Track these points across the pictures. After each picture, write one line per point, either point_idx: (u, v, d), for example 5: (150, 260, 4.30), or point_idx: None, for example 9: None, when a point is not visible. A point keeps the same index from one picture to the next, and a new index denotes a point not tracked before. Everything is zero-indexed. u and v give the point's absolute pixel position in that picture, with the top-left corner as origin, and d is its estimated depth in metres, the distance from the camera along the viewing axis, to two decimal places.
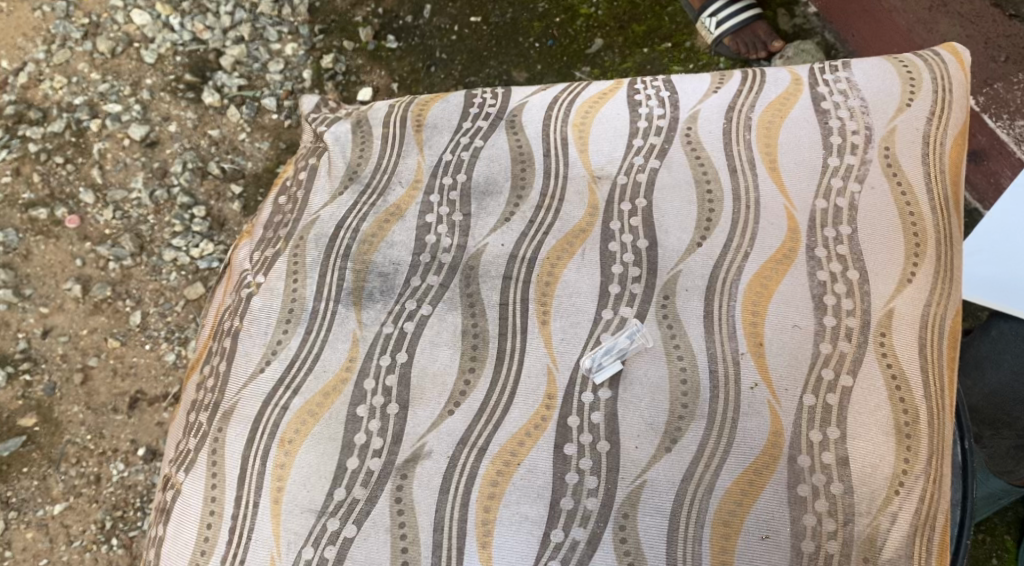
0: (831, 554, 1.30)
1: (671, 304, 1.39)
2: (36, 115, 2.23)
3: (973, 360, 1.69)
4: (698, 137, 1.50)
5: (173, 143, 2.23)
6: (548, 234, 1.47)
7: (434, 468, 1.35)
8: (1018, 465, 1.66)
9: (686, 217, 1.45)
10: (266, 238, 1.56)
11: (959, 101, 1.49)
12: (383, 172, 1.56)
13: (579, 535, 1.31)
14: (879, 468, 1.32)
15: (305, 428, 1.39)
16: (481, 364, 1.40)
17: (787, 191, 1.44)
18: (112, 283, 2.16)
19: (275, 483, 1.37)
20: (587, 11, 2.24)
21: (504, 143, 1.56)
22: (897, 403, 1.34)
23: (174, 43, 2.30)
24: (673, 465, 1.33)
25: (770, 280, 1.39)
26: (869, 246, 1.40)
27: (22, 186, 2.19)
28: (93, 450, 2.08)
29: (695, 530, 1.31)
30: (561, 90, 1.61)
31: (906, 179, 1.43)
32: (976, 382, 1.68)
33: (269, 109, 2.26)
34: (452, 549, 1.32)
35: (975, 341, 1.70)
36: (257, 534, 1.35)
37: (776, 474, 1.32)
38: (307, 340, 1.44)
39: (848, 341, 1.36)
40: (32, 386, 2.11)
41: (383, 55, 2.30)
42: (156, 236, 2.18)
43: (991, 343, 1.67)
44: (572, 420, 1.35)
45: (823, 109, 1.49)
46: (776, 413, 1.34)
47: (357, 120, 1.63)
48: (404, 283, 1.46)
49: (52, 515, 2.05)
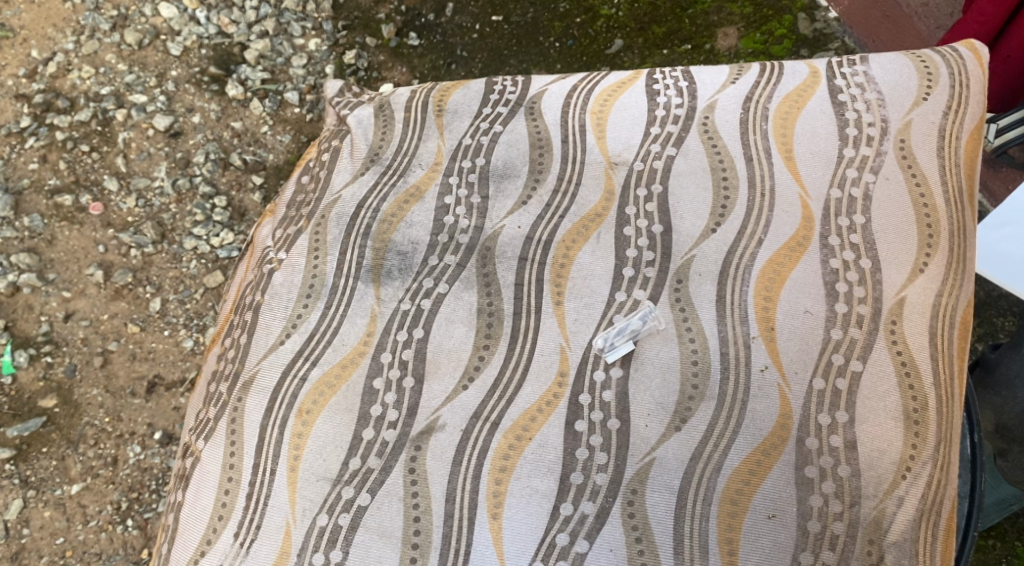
0: (837, 535, 1.31)
1: (685, 288, 1.42)
2: (64, 104, 2.28)
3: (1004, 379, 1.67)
4: (715, 126, 1.53)
5: (196, 134, 2.27)
6: (564, 217, 1.49)
7: (447, 441, 1.38)
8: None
9: (701, 203, 1.47)
10: (289, 217, 1.59)
11: (975, 97, 1.52)
12: (404, 154, 1.60)
13: (588, 509, 1.34)
14: (886, 453, 1.33)
15: (323, 398, 1.42)
16: (495, 342, 1.42)
17: (801, 180, 1.47)
18: (134, 270, 2.19)
19: (292, 452, 1.40)
20: (608, 12, 2.27)
21: (523, 129, 1.59)
22: (907, 390, 1.35)
23: (200, 36, 2.35)
24: (682, 444, 1.35)
25: (783, 266, 1.41)
26: (883, 235, 1.42)
27: (48, 173, 2.23)
28: (111, 433, 2.10)
29: (702, 507, 1.33)
30: (580, 79, 1.64)
31: (920, 171, 1.45)
32: (1007, 401, 1.67)
33: (291, 103, 2.30)
34: (463, 519, 1.35)
35: (1005, 357, 1.67)
36: (273, 501, 1.38)
37: (785, 454, 1.34)
38: (326, 315, 1.47)
39: (859, 327, 1.37)
40: (53, 367, 2.13)
41: (404, 52, 2.33)
42: (178, 224, 2.22)
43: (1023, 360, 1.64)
44: (583, 398, 1.38)
45: (840, 101, 1.52)
46: (785, 396, 1.36)
47: (379, 105, 1.67)
48: (422, 263, 1.49)
49: (69, 495, 2.07)
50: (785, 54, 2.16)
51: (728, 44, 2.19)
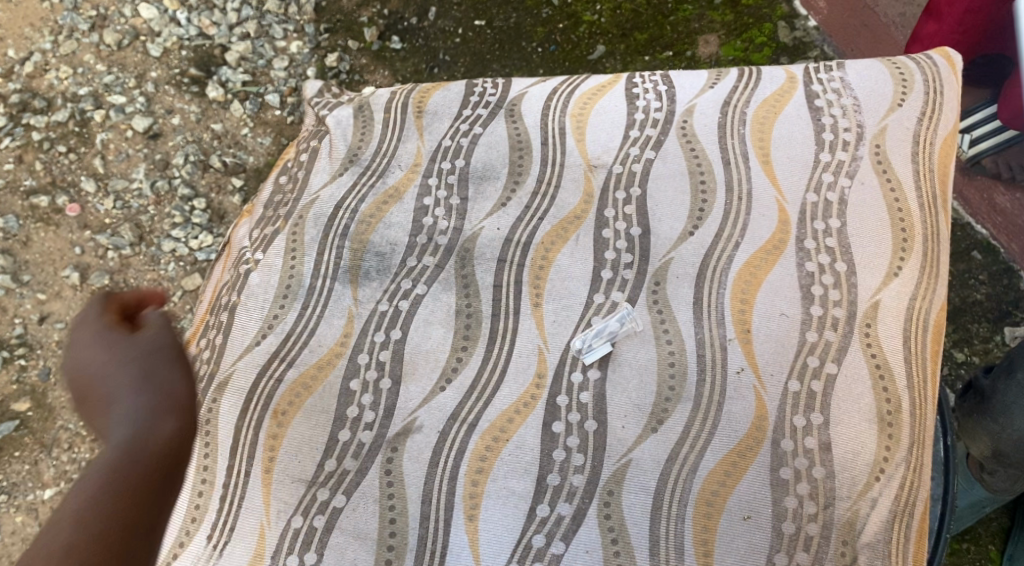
0: (811, 536, 1.32)
1: (662, 290, 1.42)
2: (41, 104, 2.26)
3: (1001, 406, 1.55)
4: (693, 130, 1.54)
5: (175, 135, 2.26)
6: (543, 219, 1.50)
7: (423, 442, 1.37)
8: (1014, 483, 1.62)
9: (679, 206, 1.48)
10: (266, 217, 1.58)
11: (949, 103, 1.53)
12: (384, 155, 1.60)
13: (565, 511, 1.34)
14: (860, 455, 1.34)
15: (299, 400, 1.41)
16: (474, 343, 1.42)
17: (778, 183, 1.48)
18: (111, 272, 2.17)
19: (267, 453, 1.39)
20: (590, 18, 2.28)
21: (503, 131, 1.59)
22: (880, 392, 1.36)
23: (179, 37, 2.34)
24: (658, 445, 1.35)
25: (759, 269, 1.42)
26: (857, 239, 1.43)
27: (24, 174, 2.22)
28: (85, 437, 2.08)
29: (678, 508, 1.33)
30: (561, 82, 1.64)
31: (895, 176, 1.46)
32: (1005, 428, 1.54)
33: (272, 105, 2.29)
34: (439, 521, 1.34)
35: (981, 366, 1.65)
36: (248, 503, 1.38)
37: (760, 456, 1.34)
38: (303, 316, 1.47)
39: (834, 330, 1.38)
40: (27, 370, 2.11)
41: (387, 55, 2.33)
42: (156, 227, 2.20)
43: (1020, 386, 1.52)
44: (561, 400, 1.38)
45: (816, 106, 1.53)
46: (761, 397, 1.36)
47: (359, 105, 1.66)
48: (400, 264, 1.49)
49: (42, 500, 2.04)
50: (765, 61, 2.18)
51: (709, 51, 2.21)
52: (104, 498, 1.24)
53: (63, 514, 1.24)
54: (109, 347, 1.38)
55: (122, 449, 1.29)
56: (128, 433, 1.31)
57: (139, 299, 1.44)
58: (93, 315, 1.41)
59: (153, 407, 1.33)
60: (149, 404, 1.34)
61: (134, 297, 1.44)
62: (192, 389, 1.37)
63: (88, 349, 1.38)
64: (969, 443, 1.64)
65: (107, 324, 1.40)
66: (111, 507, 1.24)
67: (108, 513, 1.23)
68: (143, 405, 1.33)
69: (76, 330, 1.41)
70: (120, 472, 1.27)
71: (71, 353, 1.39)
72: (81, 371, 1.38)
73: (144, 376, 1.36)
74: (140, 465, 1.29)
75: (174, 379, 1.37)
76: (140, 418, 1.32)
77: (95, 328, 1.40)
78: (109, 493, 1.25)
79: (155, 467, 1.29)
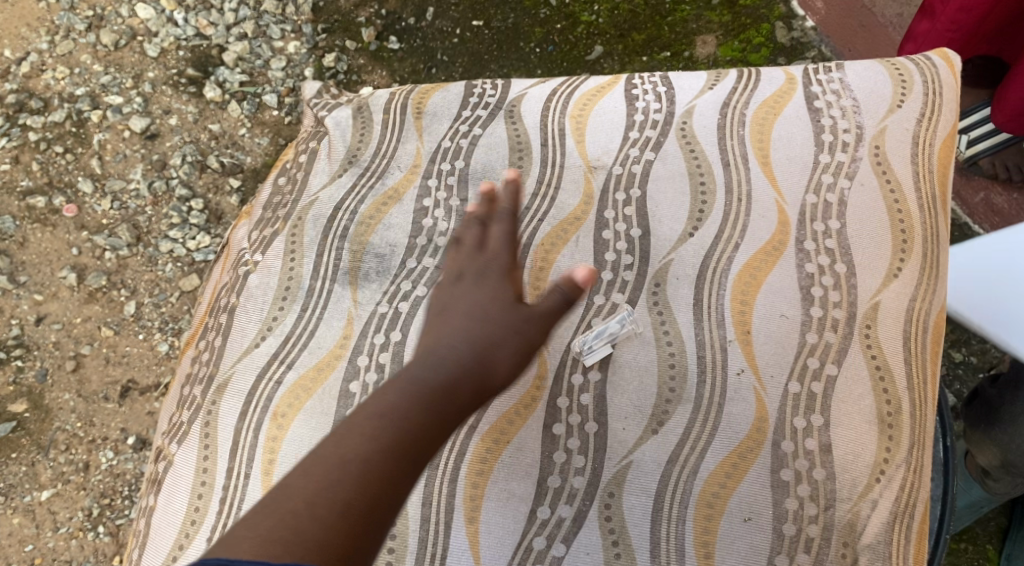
0: (811, 538, 1.32)
1: (662, 291, 1.42)
2: (37, 104, 2.26)
3: (1009, 415, 1.56)
4: (693, 131, 1.54)
5: (173, 136, 2.25)
6: (543, 220, 1.50)
7: None
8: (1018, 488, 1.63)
9: (679, 207, 1.48)
10: (265, 218, 1.58)
11: (948, 104, 1.53)
12: (383, 156, 1.59)
13: (565, 513, 1.34)
14: (861, 457, 1.34)
15: (298, 402, 1.41)
16: None
17: (778, 184, 1.48)
18: (108, 273, 2.16)
19: (267, 455, 1.39)
20: (588, 19, 2.28)
21: (502, 132, 1.59)
22: (880, 394, 1.36)
23: (177, 37, 2.33)
24: (659, 447, 1.35)
25: (759, 270, 1.42)
26: (857, 240, 1.43)
27: (21, 174, 2.21)
28: (82, 438, 2.07)
29: (679, 510, 1.33)
30: (560, 83, 1.64)
31: (895, 177, 1.46)
32: (1012, 438, 1.55)
33: (270, 105, 2.29)
34: (439, 523, 1.34)
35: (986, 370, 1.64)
36: (247, 505, 1.37)
37: (760, 458, 1.34)
38: (302, 317, 1.47)
39: (834, 332, 1.38)
40: (24, 371, 2.10)
41: (385, 56, 2.32)
42: (153, 227, 2.19)
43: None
44: (561, 402, 1.38)
45: (815, 107, 1.53)
46: (761, 399, 1.36)
47: (358, 106, 1.66)
48: (400, 265, 1.49)
49: (39, 501, 2.04)
50: (762, 62, 2.18)
51: (707, 51, 2.22)
52: (376, 465, 1.07)
53: (320, 459, 1.08)
54: (485, 293, 1.21)
55: (407, 395, 1.13)
56: (438, 380, 1.14)
57: (513, 253, 1.24)
58: (496, 260, 1.23)
59: (450, 365, 1.15)
60: (452, 360, 1.16)
61: (506, 238, 1.24)
62: (548, 330, 1.22)
63: (456, 295, 1.22)
64: (976, 451, 1.65)
65: (500, 272, 1.23)
66: (340, 480, 1.06)
67: (327, 482, 1.06)
68: (462, 354, 1.16)
69: (454, 271, 1.24)
70: (394, 440, 1.09)
71: (445, 306, 1.21)
72: (440, 296, 1.24)
73: (476, 329, 1.18)
74: (395, 426, 1.10)
75: (456, 325, 1.19)
76: (457, 363, 1.16)
77: (473, 269, 1.23)
78: (377, 448, 1.08)
79: (429, 420, 1.12)
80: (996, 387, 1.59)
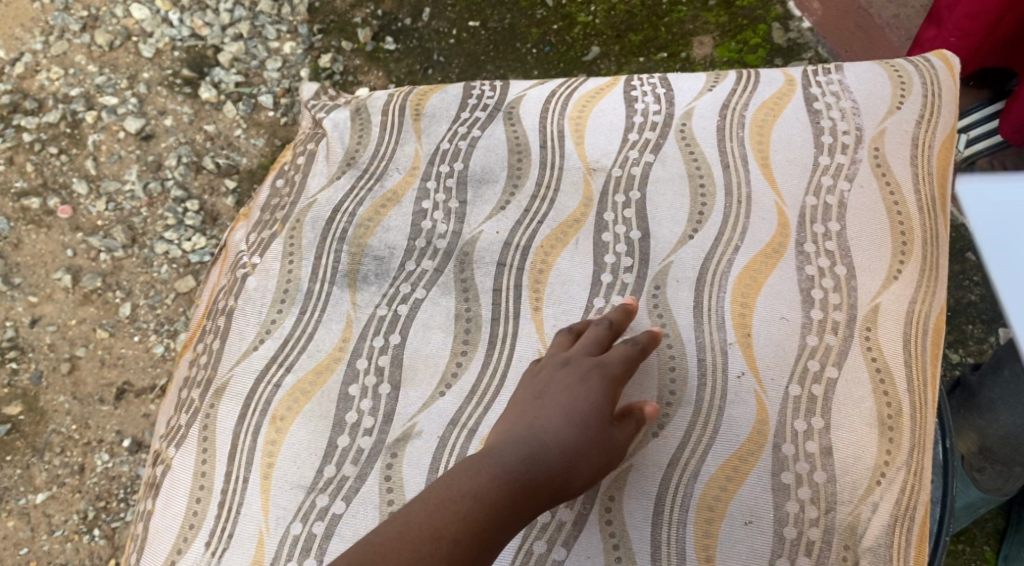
0: (812, 541, 1.31)
1: (663, 294, 1.42)
2: (32, 105, 2.25)
3: (986, 401, 1.61)
4: (692, 133, 1.54)
5: (168, 136, 2.24)
6: (542, 223, 1.49)
7: (424, 447, 1.36)
8: (1006, 481, 1.65)
9: (679, 210, 1.47)
10: (263, 220, 1.58)
11: (948, 106, 1.53)
12: (382, 158, 1.59)
13: (566, 516, 1.33)
14: (862, 459, 1.33)
15: (297, 405, 1.40)
16: (473, 348, 1.42)
17: (778, 186, 1.47)
18: (103, 274, 2.15)
19: (265, 459, 1.38)
20: (585, 19, 2.28)
21: (501, 134, 1.59)
22: (881, 396, 1.36)
23: (172, 38, 2.32)
24: (660, 450, 1.35)
25: (759, 272, 1.42)
26: (857, 242, 1.43)
27: (15, 175, 2.20)
28: (77, 440, 2.06)
29: (680, 513, 1.32)
30: (559, 85, 1.64)
31: (895, 179, 1.46)
32: (990, 422, 1.61)
33: (265, 106, 2.27)
34: None
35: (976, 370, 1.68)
36: (246, 509, 1.36)
37: (761, 461, 1.34)
38: (301, 320, 1.46)
39: (834, 334, 1.38)
40: (19, 373, 2.09)
41: (381, 56, 2.32)
42: (149, 228, 2.18)
43: (1006, 380, 1.57)
44: None
45: (815, 109, 1.53)
46: (762, 401, 1.36)
47: (356, 108, 1.65)
48: (399, 267, 1.48)
49: (34, 504, 2.02)
50: (759, 63, 2.18)
51: (704, 52, 2.21)
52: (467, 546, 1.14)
53: (416, 527, 1.14)
54: (586, 391, 1.30)
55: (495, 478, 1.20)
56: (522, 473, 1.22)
57: (627, 368, 1.34)
58: (609, 366, 1.32)
59: (535, 467, 1.23)
60: (540, 454, 1.25)
61: (624, 355, 1.34)
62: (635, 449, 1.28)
63: (555, 386, 1.32)
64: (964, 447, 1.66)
65: (602, 379, 1.31)
66: (428, 556, 1.12)
67: (418, 556, 1.11)
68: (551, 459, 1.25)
69: (560, 356, 1.35)
70: (480, 536, 1.15)
71: (539, 394, 1.32)
72: (557, 380, 1.32)
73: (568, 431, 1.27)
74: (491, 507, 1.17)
75: (551, 425, 1.28)
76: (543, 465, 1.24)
77: (588, 365, 1.32)
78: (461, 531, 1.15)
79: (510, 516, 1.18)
80: (974, 374, 1.65)
